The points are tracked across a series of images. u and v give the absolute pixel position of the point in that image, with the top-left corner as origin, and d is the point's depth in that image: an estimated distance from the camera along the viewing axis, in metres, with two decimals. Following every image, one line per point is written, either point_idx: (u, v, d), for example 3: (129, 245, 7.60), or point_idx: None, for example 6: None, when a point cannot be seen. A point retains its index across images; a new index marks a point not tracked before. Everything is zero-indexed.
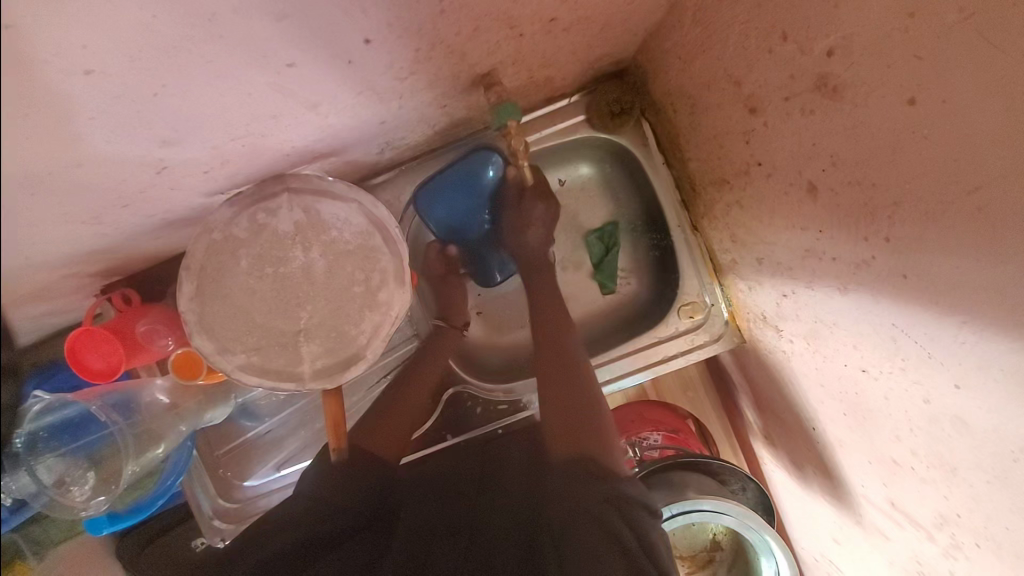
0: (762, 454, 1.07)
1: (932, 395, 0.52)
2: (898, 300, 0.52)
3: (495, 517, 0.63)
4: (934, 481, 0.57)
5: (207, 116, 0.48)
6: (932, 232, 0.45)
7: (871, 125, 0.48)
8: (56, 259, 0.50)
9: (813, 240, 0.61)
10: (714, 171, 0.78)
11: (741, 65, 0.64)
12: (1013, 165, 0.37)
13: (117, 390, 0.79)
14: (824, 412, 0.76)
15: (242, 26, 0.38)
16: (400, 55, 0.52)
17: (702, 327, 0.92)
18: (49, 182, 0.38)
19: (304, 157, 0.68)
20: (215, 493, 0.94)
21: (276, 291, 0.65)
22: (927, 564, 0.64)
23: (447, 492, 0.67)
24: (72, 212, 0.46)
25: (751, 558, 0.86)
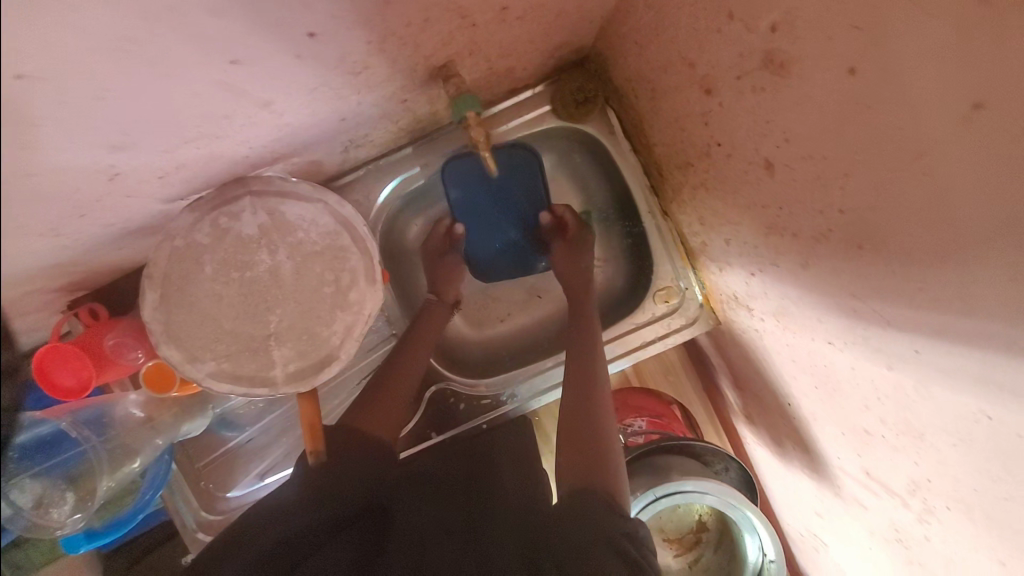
0: (744, 434, 1.08)
1: (895, 362, 0.53)
2: (858, 270, 0.53)
3: (496, 525, 0.62)
4: (903, 448, 0.59)
5: (156, 119, 0.46)
6: (884, 202, 0.46)
7: (818, 99, 0.49)
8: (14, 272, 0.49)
9: (776, 217, 0.62)
10: (679, 154, 0.79)
11: (693, 47, 0.64)
12: (951, 129, 0.38)
13: (89, 406, 0.77)
14: (798, 389, 0.77)
15: (179, 24, 0.38)
16: (351, 48, 0.52)
17: (678, 311, 0.93)
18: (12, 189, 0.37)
19: (264, 158, 0.67)
20: (198, 506, 0.92)
21: (243, 296, 0.64)
22: (905, 530, 0.65)
23: (442, 500, 0.66)
24: (21, 224, 0.45)
25: (735, 536, 0.88)
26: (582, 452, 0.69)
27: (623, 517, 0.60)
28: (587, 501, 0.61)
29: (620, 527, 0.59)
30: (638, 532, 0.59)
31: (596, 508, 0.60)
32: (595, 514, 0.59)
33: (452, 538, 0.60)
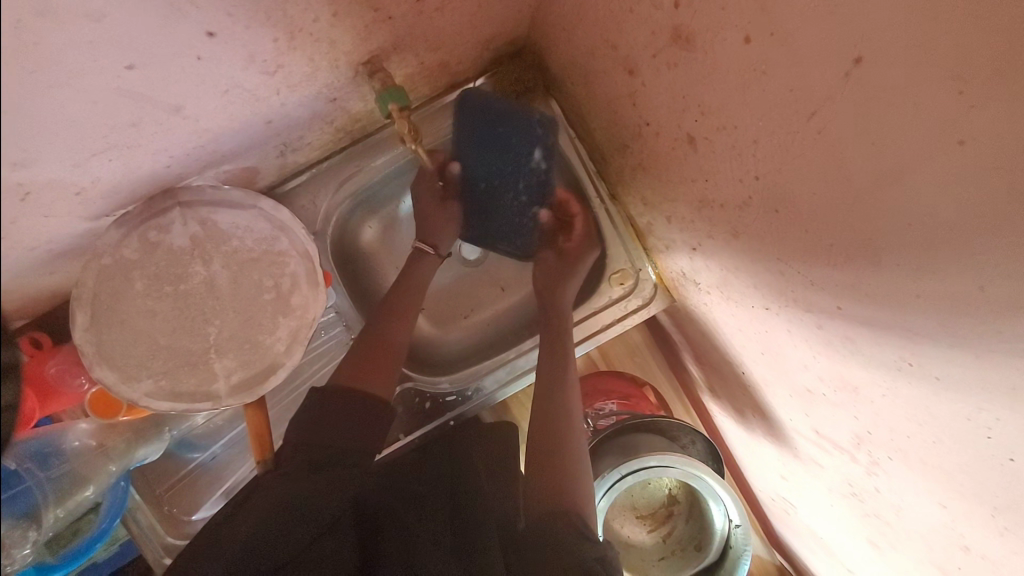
0: (710, 407, 1.11)
1: (822, 320, 0.55)
2: (777, 234, 0.55)
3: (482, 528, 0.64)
4: (843, 404, 0.60)
5: (54, 132, 0.45)
6: (789, 163, 0.49)
7: (724, 70, 0.51)
8: None
9: (705, 189, 0.64)
10: (615, 137, 0.81)
11: (612, 29, 0.66)
12: (836, 85, 0.40)
13: (36, 437, 0.73)
14: (747, 356, 0.79)
15: (57, 29, 0.37)
16: (258, 46, 0.53)
17: (632, 293, 0.94)
18: None
19: (190, 167, 0.65)
20: (162, 531, 0.90)
21: (178, 310, 0.62)
22: (857, 483, 0.67)
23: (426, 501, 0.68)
24: None
25: (704, 506, 0.90)
26: (558, 473, 0.72)
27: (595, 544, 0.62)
28: (560, 529, 0.63)
29: (592, 551, 0.60)
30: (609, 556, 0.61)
31: (569, 536, 0.62)
32: (566, 540, 0.61)
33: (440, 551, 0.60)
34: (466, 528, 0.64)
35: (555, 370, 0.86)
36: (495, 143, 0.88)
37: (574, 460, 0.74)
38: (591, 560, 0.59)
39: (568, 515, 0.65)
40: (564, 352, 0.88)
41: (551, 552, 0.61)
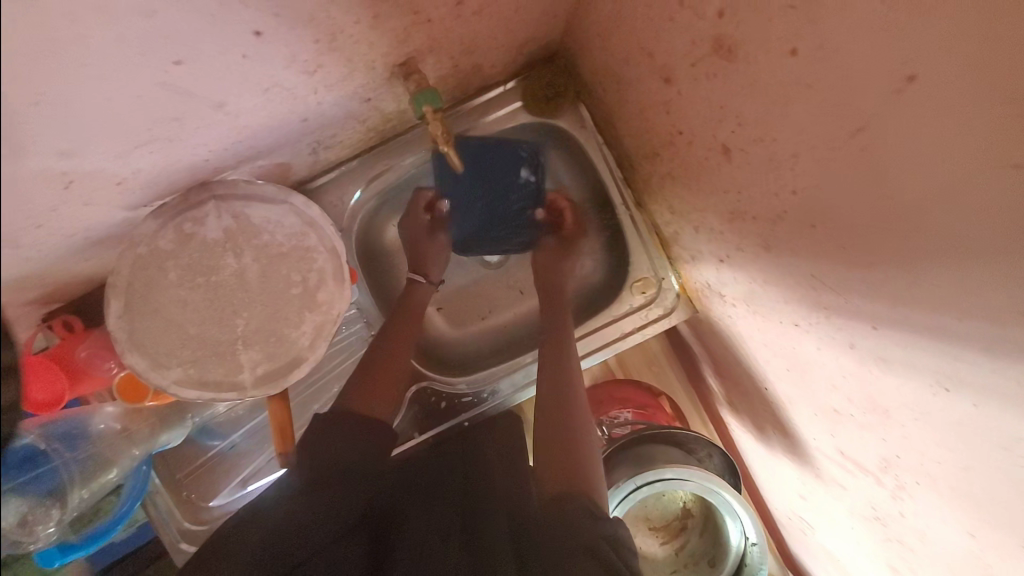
0: (728, 421, 1.09)
1: (856, 340, 0.54)
2: (813, 249, 0.54)
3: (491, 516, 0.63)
4: (871, 426, 0.59)
5: (102, 123, 0.46)
6: (830, 179, 0.48)
7: (766, 81, 0.50)
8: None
9: (737, 201, 0.63)
10: (645, 145, 0.81)
11: (649, 37, 0.66)
12: (885, 101, 0.39)
13: (63, 419, 0.74)
14: (771, 371, 0.78)
15: (111, 25, 0.38)
16: (300, 47, 0.54)
17: (655, 302, 0.93)
18: None
19: (226, 162, 0.67)
20: (181, 516, 0.92)
21: (209, 300, 0.63)
22: (880, 507, 0.65)
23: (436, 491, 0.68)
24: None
25: (720, 521, 0.88)
26: (564, 456, 0.71)
27: (603, 523, 0.61)
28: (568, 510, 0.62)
29: (601, 531, 0.60)
30: (619, 538, 0.60)
31: (577, 515, 0.61)
32: (575, 521, 0.61)
33: (449, 540, 0.60)
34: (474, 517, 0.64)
35: (558, 355, 0.85)
36: (486, 174, 0.90)
37: (582, 446, 0.72)
38: (601, 542, 0.58)
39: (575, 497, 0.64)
40: (566, 341, 0.87)
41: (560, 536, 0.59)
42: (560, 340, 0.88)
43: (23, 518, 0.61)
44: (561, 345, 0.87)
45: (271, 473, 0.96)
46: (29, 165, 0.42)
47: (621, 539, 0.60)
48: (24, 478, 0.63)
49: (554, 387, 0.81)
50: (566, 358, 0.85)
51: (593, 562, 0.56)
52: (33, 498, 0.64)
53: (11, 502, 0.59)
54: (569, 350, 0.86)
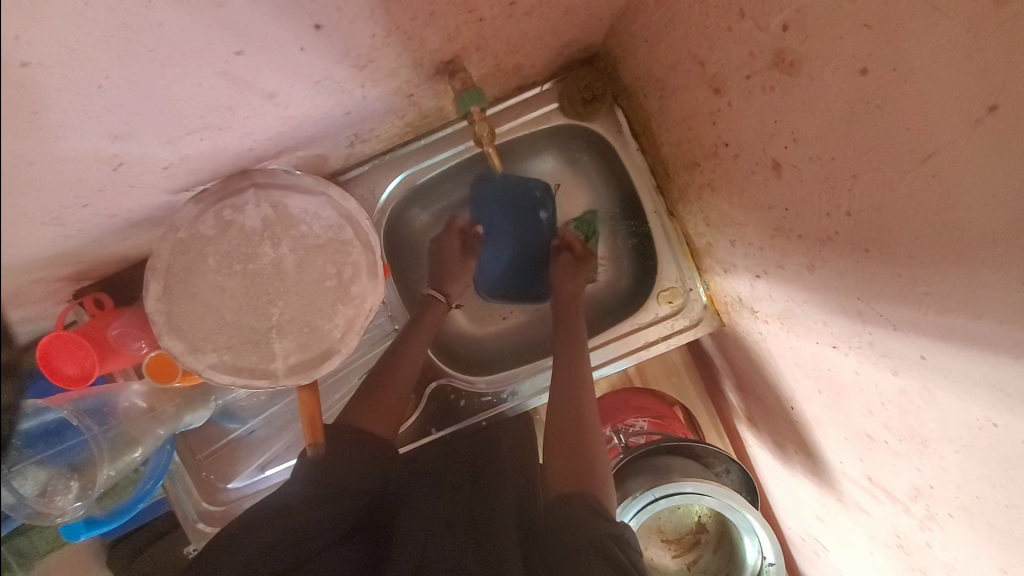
0: (746, 436, 1.08)
1: (899, 367, 0.53)
2: (862, 273, 0.53)
3: (501, 517, 0.63)
4: (906, 454, 0.57)
5: (160, 109, 0.47)
6: (890, 202, 0.46)
7: (828, 98, 0.49)
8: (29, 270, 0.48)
9: (783, 217, 0.62)
10: (685, 154, 0.80)
11: (702, 45, 0.65)
12: (962, 130, 0.38)
13: (91, 395, 0.75)
14: (800, 392, 0.77)
15: (182, 12, 0.38)
16: (355, 41, 0.54)
17: (681, 312, 0.91)
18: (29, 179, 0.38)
19: (269, 151, 0.67)
20: (199, 497, 0.92)
21: (246, 288, 0.64)
22: (906, 537, 0.64)
23: (444, 493, 0.68)
24: (44, 219, 0.45)
25: (735, 538, 0.88)
26: (567, 456, 0.70)
27: (606, 520, 0.62)
28: (571, 508, 0.63)
29: (605, 529, 0.60)
30: (622, 533, 0.61)
31: (581, 516, 0.62)
32: (580, 520, 0.61)
33: (455, 532, 0.61)
34: (483, 516, 0.64)
35: (568, 360, 0.82)
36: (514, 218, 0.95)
37: (589, 448, 0.71)
38: (606, 539, 0.59)
39: (578, 495, 0.65)
40: (578, 348, 0.84)
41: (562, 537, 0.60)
42: (571, 343, 0.85)
43: (43, 487, 0.62)
44: (572, 350, 0.84)
45: (289, 459, 0.97)
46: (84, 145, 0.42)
47: (625, 536, 0.61)
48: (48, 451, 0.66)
49: (561, 393, 0.78)
50: (575, 362, 0.82)
51: (600, 559, 0.57)
52: (55, 470, 0.66)
53: (34, 472, 0.60)
54: (579, 353, 0.83)
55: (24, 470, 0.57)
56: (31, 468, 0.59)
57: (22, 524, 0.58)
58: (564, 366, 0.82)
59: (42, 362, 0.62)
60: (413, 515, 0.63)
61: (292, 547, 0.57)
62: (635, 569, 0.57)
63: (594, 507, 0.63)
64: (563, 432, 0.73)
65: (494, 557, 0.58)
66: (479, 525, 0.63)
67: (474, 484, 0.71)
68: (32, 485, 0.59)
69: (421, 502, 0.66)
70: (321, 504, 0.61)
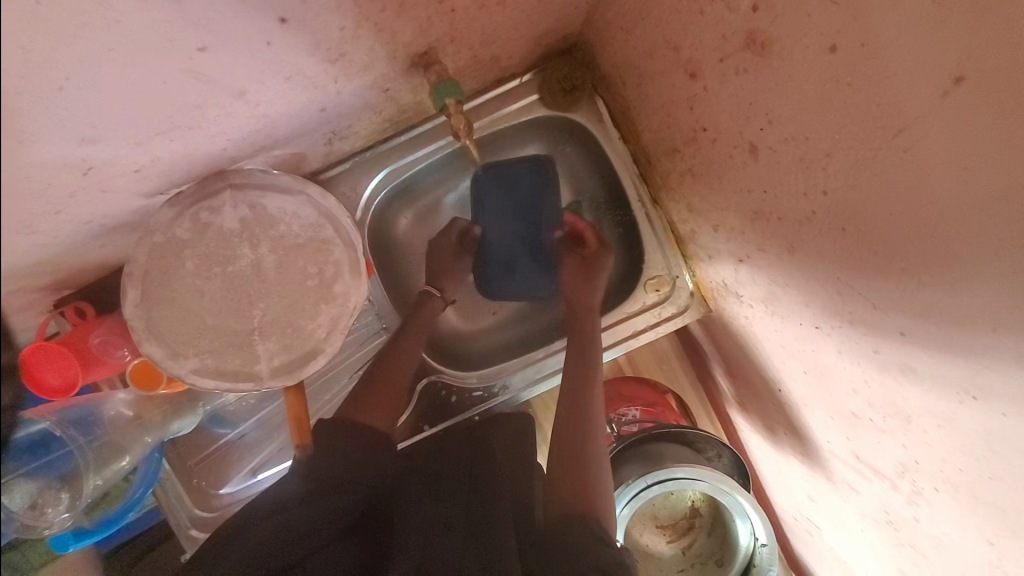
0: (737, 420, 1.09)
1: (881, 344, 0.53)
2: (840, 252, 0.53)
3: (500, 514, 0.62)
4: (891, 431, 0.58)
5: (127, 110, 0.46)
6: (865, 180, 0.47)
7: (800, 77, 0.49)
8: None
9: (762, 200, 0.63)
10: (666, 141, 0.80)
11: (677, 30, 0.65)
12: (930, 103, 0.38)
13: (75, 406, 0.73)
14: (786, 374, 0.77)
15: (141, 8, 0.37)
16: (324, 35, 0.53)
17: (668, 300, 0.91)
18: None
19: (244, 151, 0.66)
20: (191, 503, 0.92)
21: (226, 291, 0.63)
22: (895, 513, 0.65)
23: (441, 491, 0.66)
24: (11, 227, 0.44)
25: (728, 521, 0.88)
26: (573, 468, 0.70)
27: (604, 547, 0.61)
28: (570, 528, 0.63)
29: (602, 554, 0.61)
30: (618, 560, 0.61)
31: (579, 538, 0.62)
32: (579, 542, 0.61)
33: (453, 536, 0.60)
34: (478, 514, 0.63)
35: (577, 363, 0.83)
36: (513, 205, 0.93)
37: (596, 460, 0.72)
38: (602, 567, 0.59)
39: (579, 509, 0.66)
40: (592, 358, 0.84)
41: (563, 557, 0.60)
42: (583, 345, 0.86)
43: (33, 501, 0.61)
44: (582, 357, 0.84)
45: (281, 462, 0.96)
46: (47, 149, 0.41)
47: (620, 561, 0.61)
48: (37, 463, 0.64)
49: (570, 400, 0.79)
50: (587, 368, 0.83)
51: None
52: (45, 482, 0.65)
53: (22, 487, 0.59)
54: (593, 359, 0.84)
55: (11, 484, 0.56)
56: (19, 481, 0.59)
57: (13, 538, 0.57)
58: (572, 369, 0.83)
59: (27, 381, 0.61)
60: (412, 515, 0.61)
61: (286, 548, 0.57)
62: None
63: (595, 529, 0.63)
64: (571, 437, 0.75)
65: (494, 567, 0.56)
66: (479, 527, 0.61)
67: (473, 479, 0.69)
68: (20, 498, 0.59)
69: (419, 503, 0.63)
70: (314, 506, 0.61)
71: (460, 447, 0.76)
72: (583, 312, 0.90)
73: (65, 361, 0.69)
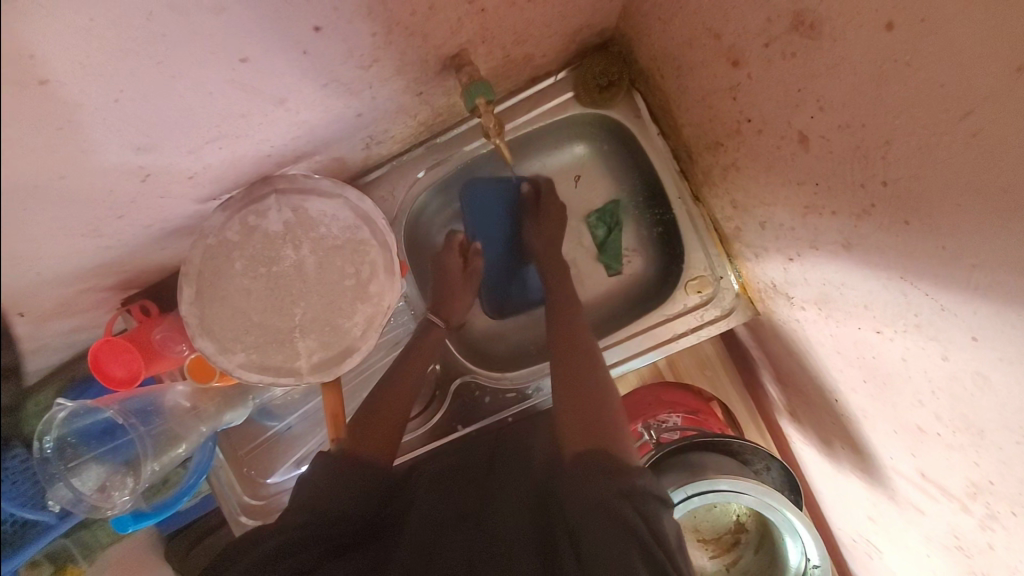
0: (789, 431, 1.02)
1: (949, 350, 0.48)
2: (902, 248, 0.48)
3: (517, 505, 0.62)
4: (962, 447, 0.52)
5: (176, 119, 0.49)
6: (928, 169, 0.42)
7: (853, 60, 0.46)
8: (64, 278, 0.51)
9: (814, 194, 0.58)
10: (707, 135, 0.76)
11: (718, 17, 0.62)
12: (1001, 82, 0.34)
13: (137, 395, 0.79)
14: (843, 381, 0.71)
15: (183, 24, 0.40)
16: (357, 41, 0.55)
17: (711, 301, 0.86)
18: (59, 191, 0.41)
19: (287, 156, 0.69)
20: (242, 491, 0.97)
21: (270, 290, 0.66)
22: (966, 538, 0.58)
23: (455, 489, 0.67)
24: (74, 230, 0.48)
25: (777, 539, 0.83)
26: (582, 429, 0.66)
27: (618, 475, 0.58)
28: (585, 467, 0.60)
29: (618, 485, 0.57)
30: (637, 488, 0.57)
31: (592, 478, 0.58)
32: (592, 482, 0.57)
33: (466, 523, 0.61)
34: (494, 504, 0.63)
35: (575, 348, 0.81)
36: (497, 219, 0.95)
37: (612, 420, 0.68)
38: (618, 498, 0.56)
39: (595, 453, 0.61)
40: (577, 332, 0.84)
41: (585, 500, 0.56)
42: (576, 336, 0.83)
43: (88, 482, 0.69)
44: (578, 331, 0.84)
45: None
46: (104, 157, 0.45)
47: (639, 490, 0.57)
48: (100, 449, 0.73)
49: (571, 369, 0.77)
50: (586, 352, 0.80)
51: (613, 522, 0.54)
52: (110, 467, 0.74)
53: (88, 470, 0.69)
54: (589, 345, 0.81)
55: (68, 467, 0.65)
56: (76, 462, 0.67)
57: (76, 517, 0.66)
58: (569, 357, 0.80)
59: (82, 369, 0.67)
60: (422, 509, 0.63)
61: (303, 547, 0.56)
62: (649, 534, 0.53)
63: (607, 463, 0.60)
64: (575, 416, 0.69)
65: (502, 545, 0.56)
66: (487, 512, 0.61)
67: (489, 471, 0.70)
68: (81, 480, 0.67)
69: (428, 497, 0.65)
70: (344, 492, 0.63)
71: (484, 448, 0.78)
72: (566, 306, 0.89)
73: (125, 351, 0.73)
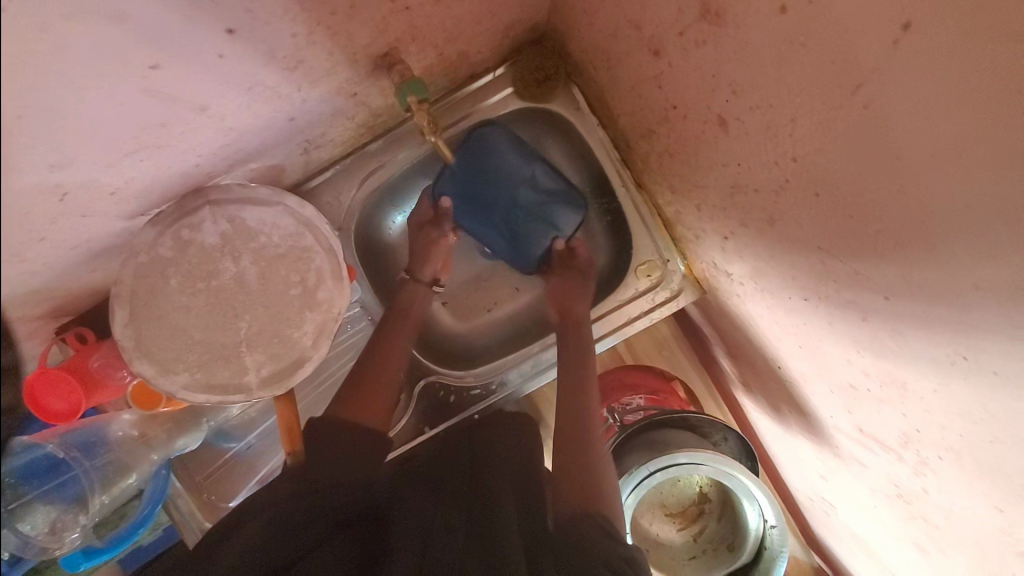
0: (743, 402, 1.07)
1: (867, 311, 0.52)
2: (818, 219, 0.52)
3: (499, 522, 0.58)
4: (890, 400, 0.56)
5: (88, 132, 0.46)
6: (829, 143, 0.46)
7: (757, 44, 0.48)
8: None
9: (738, 173, 0.61)
10: (641, 123, 0.79)
11: (637, 9, 0.64)
12: (884, 55, 0.37)
13: (80, 429, 0.75)
14: (783, 349, 0.75)
15: (86, 34, 0.38)
16: (277, 42, 0.54)
17: (661, 284, 0.89)
18: None
19: (219, 166, 0.67)
20: (202, 518, 0.91)
21: (211, 305, 0.64)
22: (904, 485, 0.63)
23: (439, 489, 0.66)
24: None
25: (738, 504, 0.87)
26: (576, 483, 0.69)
27: (621, 543, 0.61)
28: (586, 529, 0.62)
29: (618, 551, 0.60)
30: (634, 556, 0.60)
31: (593, 537, 0.61)
32: (592, 541, 0.60)
33: (454, 533, 0.57)
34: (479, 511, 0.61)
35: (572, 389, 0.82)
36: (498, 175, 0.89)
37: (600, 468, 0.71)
38: (618, 560, 0.58)
39: (593, 519, 0.64)
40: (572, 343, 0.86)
41: (586, 559, 0.57)
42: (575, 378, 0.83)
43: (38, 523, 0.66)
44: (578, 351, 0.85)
45: None
46: (29, 180, 0.42)
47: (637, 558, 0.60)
48: (47, 486, 0.70)
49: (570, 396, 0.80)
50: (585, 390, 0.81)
51: None
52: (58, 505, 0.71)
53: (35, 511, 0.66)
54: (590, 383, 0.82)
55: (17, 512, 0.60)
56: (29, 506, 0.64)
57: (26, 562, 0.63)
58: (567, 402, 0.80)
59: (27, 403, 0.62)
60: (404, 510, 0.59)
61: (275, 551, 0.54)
62: None
63: (608, 529, 0.63)
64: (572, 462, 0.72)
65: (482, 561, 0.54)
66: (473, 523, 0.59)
67: (472, 476, 0.68)
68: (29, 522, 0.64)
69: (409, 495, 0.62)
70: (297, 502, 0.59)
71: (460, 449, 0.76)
72: (575, 337, 0.86)
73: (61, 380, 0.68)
